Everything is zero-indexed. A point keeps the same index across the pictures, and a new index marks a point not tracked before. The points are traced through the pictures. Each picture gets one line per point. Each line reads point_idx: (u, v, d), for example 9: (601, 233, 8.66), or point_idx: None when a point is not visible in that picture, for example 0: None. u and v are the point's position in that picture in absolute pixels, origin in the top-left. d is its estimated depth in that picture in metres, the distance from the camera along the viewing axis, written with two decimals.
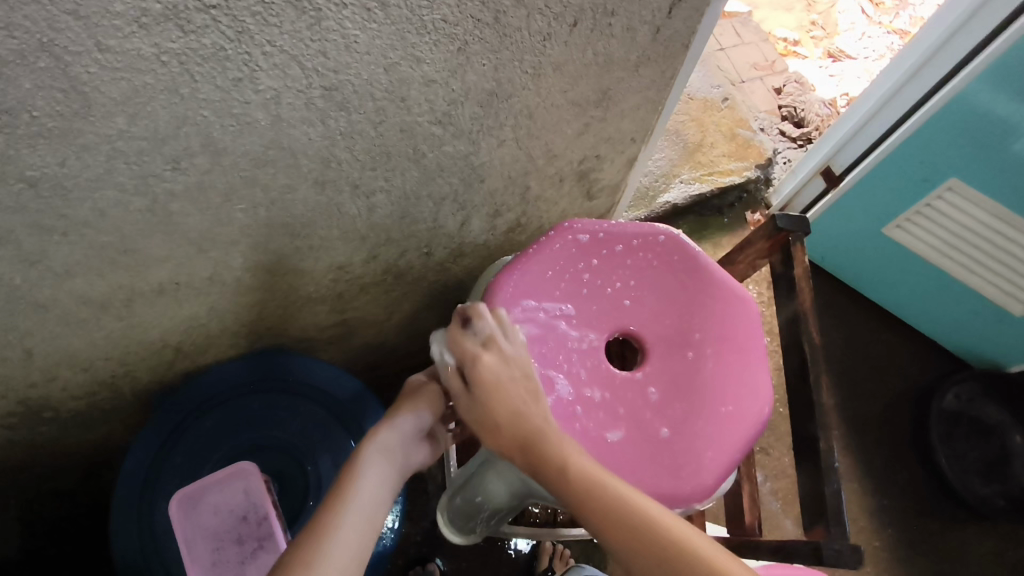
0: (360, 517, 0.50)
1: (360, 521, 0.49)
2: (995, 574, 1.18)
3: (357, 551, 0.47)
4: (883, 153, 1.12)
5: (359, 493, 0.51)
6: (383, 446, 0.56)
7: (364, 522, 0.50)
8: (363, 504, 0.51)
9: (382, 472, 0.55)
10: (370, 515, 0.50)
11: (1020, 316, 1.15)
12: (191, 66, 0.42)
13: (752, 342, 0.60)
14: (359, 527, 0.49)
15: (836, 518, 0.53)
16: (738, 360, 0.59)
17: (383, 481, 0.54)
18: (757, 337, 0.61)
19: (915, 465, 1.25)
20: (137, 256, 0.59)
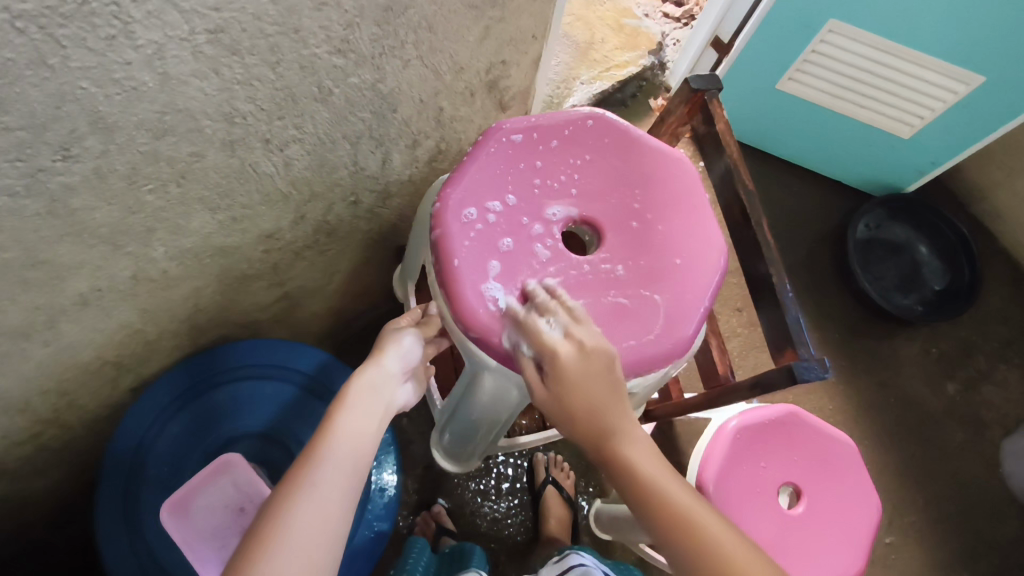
0: (347, 457, 0.49)
1: (348, 460, 0.49)
2: (926, 369, 1.32)
3: (346, 486, 0.47)
4: (764, 12, 1.14)
5: (344, 432, 0.50)
6: (370, 383, 0.54)
7: (350, 456, 0.49)
8: (348, 439, 0.50)
9: (368, 406, 0.53)
10: (357, 454, 0.50)
11: (909, 137, 1.25)
12: (53, 29, 0.37)
13: (694, 199, 0.63)
14: (347, 464, 0.49)
15: (800, 340, 0.57)
16: (684, 217, 0.62)
17: (370, 418, 0.53)
18: (699, 190, 0.64)
19: (845, 295, 1.37)
20: (48, 267, 0.54)
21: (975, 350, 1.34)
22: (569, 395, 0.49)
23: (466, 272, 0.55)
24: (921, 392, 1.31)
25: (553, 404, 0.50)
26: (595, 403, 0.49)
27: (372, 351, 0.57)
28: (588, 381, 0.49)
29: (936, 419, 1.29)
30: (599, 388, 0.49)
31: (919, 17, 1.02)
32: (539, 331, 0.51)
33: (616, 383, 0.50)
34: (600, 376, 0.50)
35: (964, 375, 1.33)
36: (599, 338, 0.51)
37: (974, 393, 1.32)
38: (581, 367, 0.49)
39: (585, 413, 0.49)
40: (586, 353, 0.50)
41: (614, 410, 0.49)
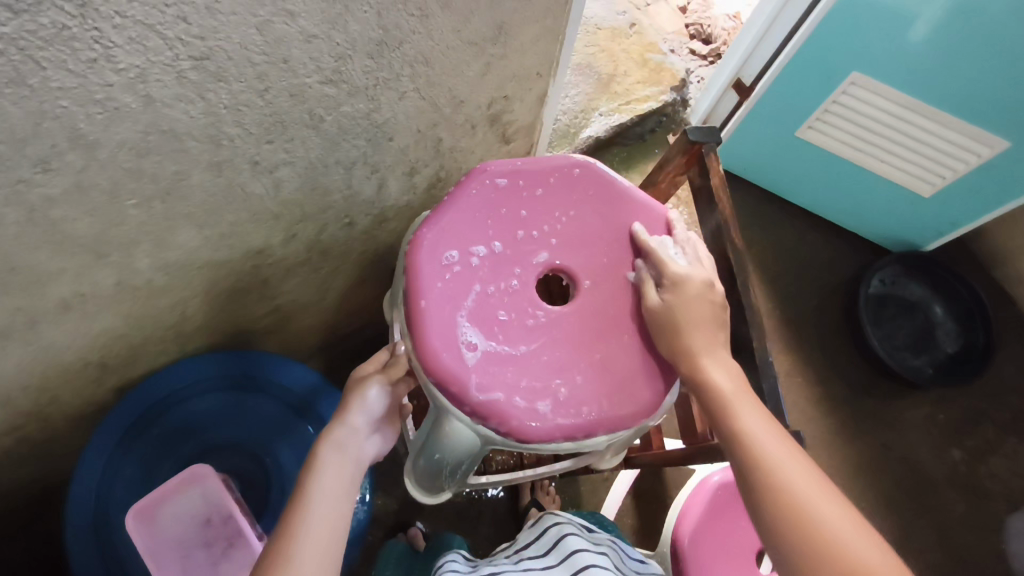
0: (324, 524, 0.53)
1: (326, 524, 0.53)
2: (931, 435, 1.28)
3: (327, 550, 0.52)
4: (788, 58, 1.13)
5: (317, 499, 0.54)
6: (340, 444, 0.58)
7: (325, 523, 0.53)
8: (324, 503, 0.54)
9: (340, 467, 0.57)
10: (336, 515, 0.54)
11: (931, 196, 1.21)
12: (32, 51, 0.38)
13: (676, 255, 0.62)
14: (324, 529, 0.53)
15: (775, 410, 0.55)
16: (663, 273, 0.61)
17: (341, 479, 0.56)
18: (684, 247, 0.63)
19: (852, 351, 1.33)
20: (28, 273, 0.54)
21: (985, 420, 1.29)
22: (683, 309, 0.56)
23: (432, 314, 0.55)
24: (924, 459, 1.26)
25: (659, 315, 0.57)
26: (700, 321, 0.56)
27: (340, 408, 0.60)
28: (696, 302, 0.56)
29: (937, 488, 1.24)
30: (708, 315, 0.56)
31: (948, 76, 1.00)
32: (662, 257, 0.59)
33: (721, 322, 0.57)
34: (709, 303, 0.57)
35: (972, 444, 1.28)
36: (712, 277, 0.59)
37: (980, 465, 1.26)
38: (696, 288, 0.57)
39: (697, 338, 0.55)
40: (708, 281, 0.58)
41: (711, 337, 0.56)
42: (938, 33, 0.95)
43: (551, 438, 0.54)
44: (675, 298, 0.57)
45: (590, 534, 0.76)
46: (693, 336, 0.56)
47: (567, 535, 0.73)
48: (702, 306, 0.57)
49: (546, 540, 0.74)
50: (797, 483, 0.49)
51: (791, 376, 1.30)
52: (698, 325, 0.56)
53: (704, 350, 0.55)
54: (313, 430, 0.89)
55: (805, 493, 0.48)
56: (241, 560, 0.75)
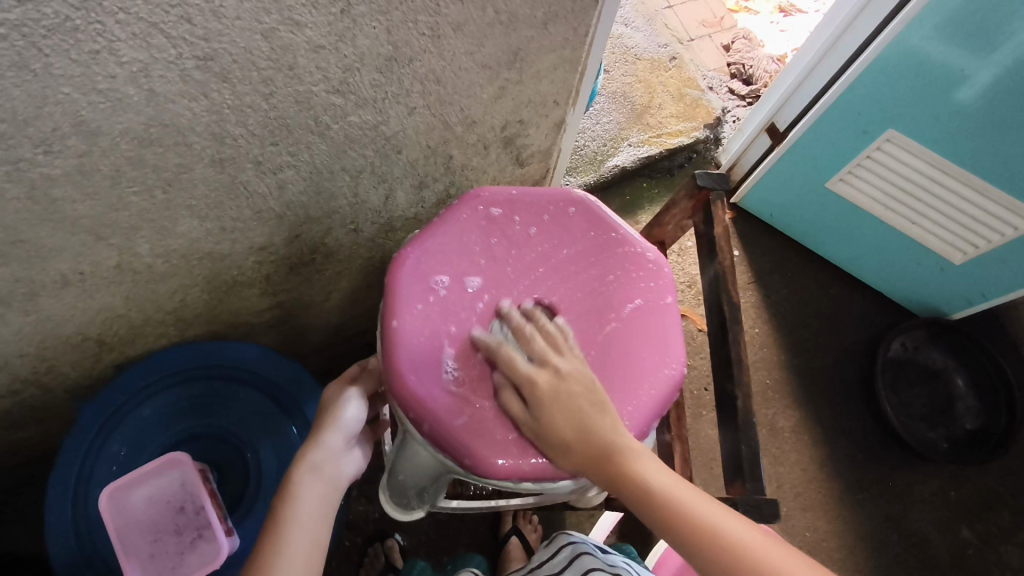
0: (300, 548, 0.52)
1: (301, 549, 0.53)
2: (941, 512, 1.22)
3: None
4: (823, 107, 1.12)
5: (297, 522, 0.54)
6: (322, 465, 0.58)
7: (304, 548, 0.53)
8: (300, 529, 0.53)
9: (317, 490, 0.56)
10: (311, 540, 0.54)
11: (960, 264, 1.17)
12: (36, 38, 0.39)
13: (661, 302, 0.62)
14: (303, 554, 0.53)
15: (751, 472, 0.54)
16: (646, 318, 0.61)
17: (319, 502, 0.56)
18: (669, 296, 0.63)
19: (865, 415, 1.28)
20: (28, 246, 0.56)
21: (999, 504, 1.23)
22: (551, 416, 0.52)
23: (405, 334, 0.56)
24: (931, 538, 1.20)
25: (536, 433, 0.53)
26: (582, 411, 0.53)
27: (315, 429, 0.60)
28: (560, 407, 0.52)
29: (941, 570, 1.18)
30: (579, 411, 0.52)
31: (989, 142, 0.96)
32: (512, 349, 0.55)
33: (600, 405, 0.53)
34: (573, 393, 0.53)
35: (983, 527, 1.21)
36: (576, 359, 0.55)
37: (990, 550, 1.20)
38: (554, 385, 0.53)
39: (576, 433, 0.52)
40: (567, 372, 0.54)
41: (590, 429, 0.52)
42: (987, 97, 0.92)
43: (514, 476, 0.54)
44: (540, 401, 0.53)
45: (605, 554, 0.73)
46: (584, 431, 0.52)
47: (581, 553, 0.71)
48: (570, 399, 0.53)
49: (559, 559, 0.73)
50: (765, 555, 0.46)
51: (797, 432, 1.26)
52: (581, 419, 0.52)
53: (609, 439, 0.52)
54: (296, 431, 0.89)
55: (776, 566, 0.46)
56: (206, 553, 0.75)
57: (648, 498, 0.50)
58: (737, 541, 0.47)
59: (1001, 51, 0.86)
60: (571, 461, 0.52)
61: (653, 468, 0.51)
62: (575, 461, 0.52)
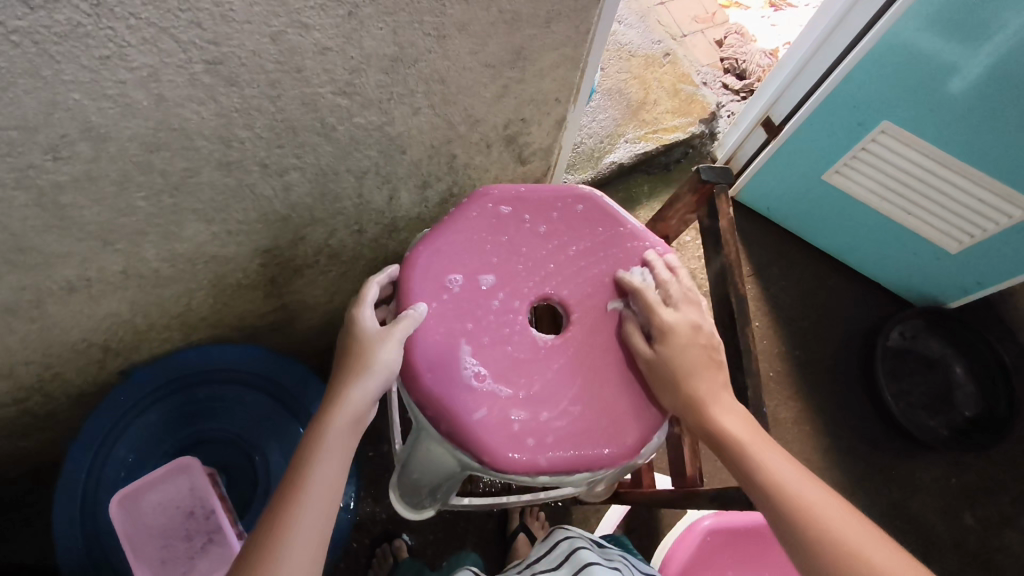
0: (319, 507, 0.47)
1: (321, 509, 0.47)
2: (943, 498, 1.23)
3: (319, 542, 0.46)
4: (818, 101, 1.13)
5: (327, 452, 0.49)
6: (359, 393, 0.52)
7: (331, 480, 0.48)
8: (323, 485, 0.48)
9: (345, 441, 0.51)
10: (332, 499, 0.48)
11: (955, 253, 1.18)
12: (47, 45, 0.39)
13: None
14: (329, 489, 0.48)
15: None
16: None
17: (344, 455, 0.50)
18: None
19: (866, 404, 1.29)
20: (36, 253, 0.56)
21: (999, 488, 1.24)
22: (673, 359, 0.56)
23: (419, 334, 0.57)
24: (933, 524, 1.21)
25: (659, 371, 0.56)
26: (697, 354, 0.56)
27: (352, 365, 0.54)
28: (690, 347, 0.56)
29: (944, 555, 1.19)
30: (703, 354, 0.56)
31: (982, 132, 0.97)
32: (645, 298, 0.59)
33: (716, 354, 0.57)
34: (699, 342, 0.57)
35: (984, 513, 1.23)
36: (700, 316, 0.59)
37: (992, 535, 1.21)
38: (685, 333, 0.57)
39: (691, 370, 0.55)
40: (694, 326, 0.57)
41: (706, 377, 0.55)
42: (977, 88, 0.93)
43: (530, 471, 0.55)
44: (670, 343, 0.56)
45: (601, 549, 0.74)
46: (690, 371, 0.55)
47: (579, 548, 0.71)
48: (692, 347, 0.56)
49: (556, 554, 0.73)
50: (825, 514, 0.47)
51: (799, 422, 1.27)
52: (696, 363, 0.56)
53: (703, 383, 0.55)
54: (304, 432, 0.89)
55: (835, 523, 0.46)
56: (218, 557, 0.75)
57: (722, 439, 0.52)
58: (799, 495, 0.48)
59: (990, 42, 0.87)
60: (676, 398, 0.55)
61: (733, 414, 0.53)
62: (678, 393, 0.55)
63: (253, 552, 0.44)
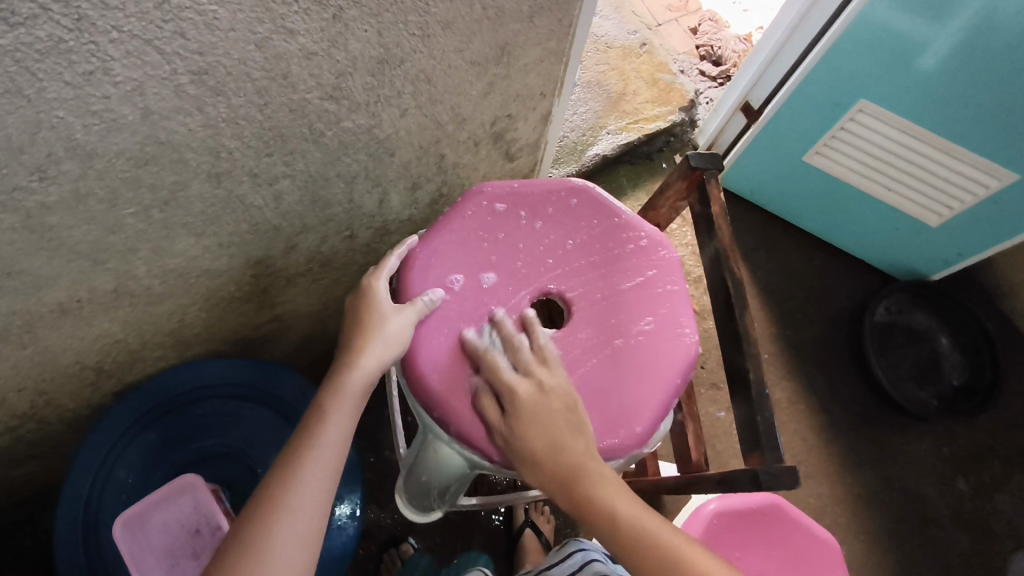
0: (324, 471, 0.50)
1: (324, 472, 0.50)
2: (936, 467, 1.25)
3: (321, 504, 0.49)
4: (795, 85, 1.14)
5: (333, 416, 0.52)
6: (368, 361, 0.54)
7: (337, 442, 0.51)
8: (328, 450, 0.50)
9: (350, 409, 0.53)
10: (335, 465, 0.51)
11: (937, 227, 1.20)
12: (29, 62, 0.38)
13: (670, 284, 0.64)
14: (334, 450, 0.51)
15: (770, 444, 0.54)
16: (655, 302, 0.62)
17: (348, 423, 0.52)
18: (677, 279, 0.64)
19: (857, 380, 1.31)
20: (25, 277, 0.55)
21: (991, 455, 1.27)
22: (528, 436, 0.52)
23: (423, 335, 0.57)
24: (929, 493, 1.23)
25: (514, 448, 0.53)
26: (560, 428, 0.53)
27: (361, 335, 0.55)
28: (547, 420, 0.52)
29: (941, 523, 1.22)
30: (557, 428, 0.53)
31: (956, 106, 0.99)
32: (507, 357, 0.56)
33: (577, 425, 0.53)
34: (562, 411, 0.53)
35: (977, 479, 1.25)
36: (559, 380, 0.55)
37: (986, 501, 1.24)
38: (536, 404, 0.53)
39: (546, 447, 0.52)
40: (551, 391, 0.54)
41: (574, 447, 0.52)
42: (947, 63, 0.94)
43: None
44: (523, 415, 0.53)
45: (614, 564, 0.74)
46: (554, 446, 0.52)
47: (591, 560, 0.72)
48: (549, 415, 0.53)
49: (569, 564, 0.73)
50: None
51: (793, 402, 1.28)
52: (557, 438, 0.53)
53: (577, 457, 0.52)
54: None
55: None
56: None
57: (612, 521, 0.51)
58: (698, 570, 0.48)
59: (956, 20, 0.89)
60: (542, 475, 0.52)
61: (611, 491, 0.51)
62: (549, 470, 0.52)
63: (263, 500, 0.48)
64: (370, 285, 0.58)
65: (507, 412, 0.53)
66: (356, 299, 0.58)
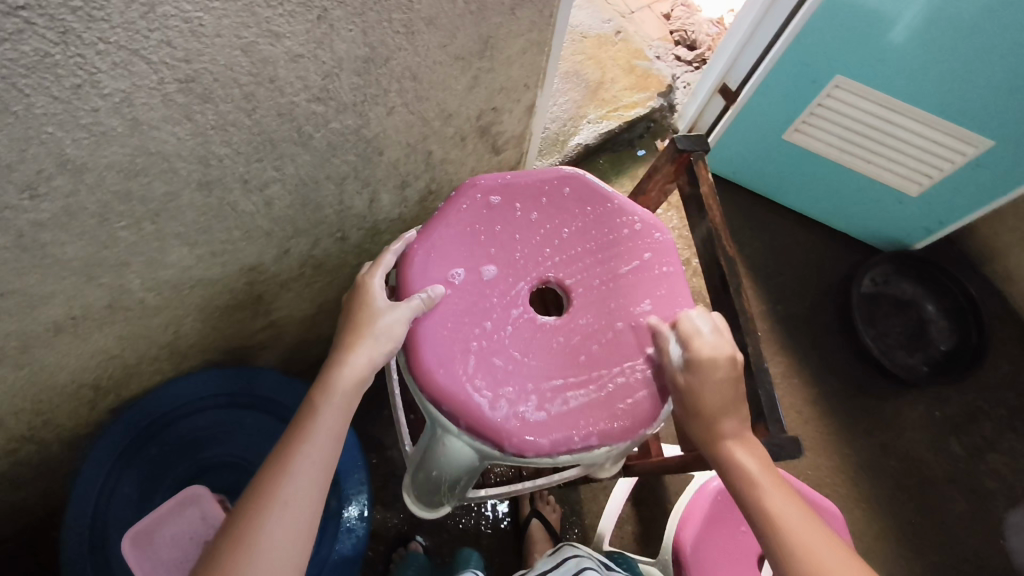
0: (314, 466, 0.49)
1: (315, 466, 0.49)
2: (929, 431, 1.28)
3: (312, 498, 0.48)
4: (770, 64, 1.15)
5: (325, 412, 0.52)
6: (360, 356, 0.54)
7: (329, 439, 0.51)
8: (319, 444, 0.50)
9: (342, 404, 0.52)
10: (327, 459, 0.50)
11: (917, 196, 1.22)
12: (15, 78, 0.38)
13: (665, 266, 0.65)
14: (326, 445, 0.51)
15: (772, 415, 0.56)
16: (652, 284, 0.63)
17: (340, 418, 0.52)
18: (672, 260, 0.65)
19: (848, 352, 1.33)
20: (19, 297, 0.54)
21: (981, 416, 1.30)
22: (700, 384, 0.54)
23: (426, 329, 0.58)
24: (922, 457, 1.26)
25: (684, 390, 0.55)
26: (725, 387, 0.54)
27: (354, 331, 0.55)
28: (719, 380, 0.54)
29: (936, 485, 1.24)
30: (727, 386, 0.54)
31: (929, 76, 1.01)
32: (689, 324, 0.58)
33: (739, 391, 0.55)
34: (729, 374, 0.55)
35: (968, 441, 1.28)
36: (734, 352, 0.57)
37: (979, 461, 1.27)
38: (716, 361, 0.55)
39: (713, 397, 0.54)
40: (730, 358, 0.55)
41: (733, 411, 0.54)
42: (918, 35, 0.96)
43: (548, 452, 0.56)
44: (696, 370, 0.55)
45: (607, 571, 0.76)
46: (719, 398, 0.54)
47: (585, 568, 0.72)
48: (720, 378, 0.55)
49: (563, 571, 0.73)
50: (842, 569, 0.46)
51: (786, 376, 1.31)
52: (722, 394, 0.54)
53: (734, 415, 0.54)
54: None
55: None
56: None
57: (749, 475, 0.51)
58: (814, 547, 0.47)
59: None
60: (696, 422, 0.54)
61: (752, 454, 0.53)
62: (706, 422, 0.54)
63: (254, 496, 0.47)
64: (365, 282, 0.58)
65: (689, 361, 0.56)
66: (352, 297, 0.58)
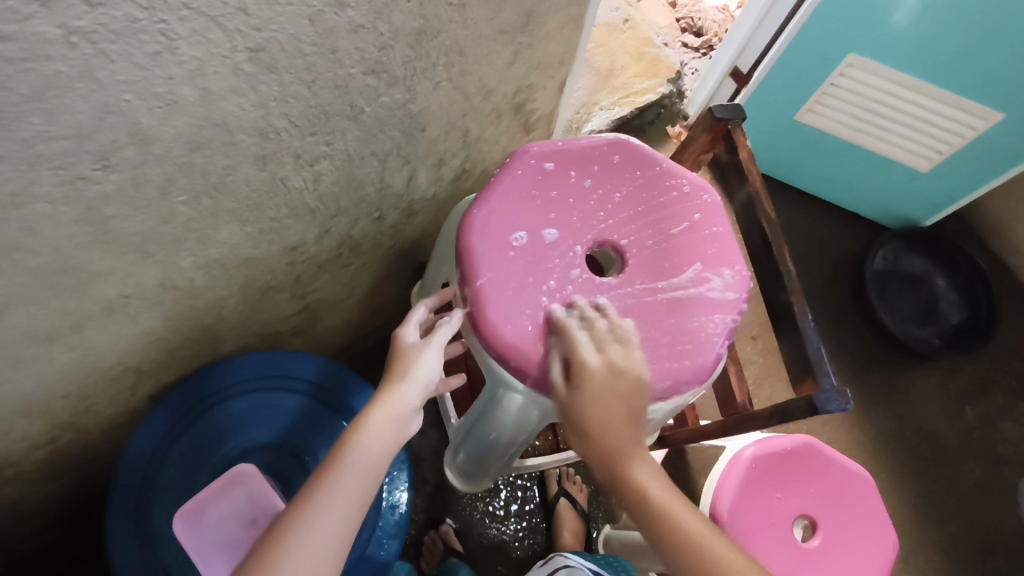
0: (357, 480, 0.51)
1: (359, 482, 0.51)
2: (943, 402, 1.30)
3: (349, 512, 0.50)
4: (782, 47, 1.16)
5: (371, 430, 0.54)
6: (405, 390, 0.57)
7: (375, 458, 0.53)
8: (363, 458, 0.52)
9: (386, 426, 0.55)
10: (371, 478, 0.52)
11: (927, 171, 1.25)
12: (104, 44, 0.38)
13: (715, 228, 0.67)
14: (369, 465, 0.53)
15: (821, 370, 0.57)
16: (702, 248, 0.66)
17: (384, 441, 0.54)
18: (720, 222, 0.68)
19: (862, 328, 1.35)
20: (79, 274, 0.54)
21: (992, 387, 1.33)
22: (589, 400, 0.55)
23: (491, 290, 0.60)
24: (938, 427, 1.28)
25: (571, 408, 0.56)
26: (618, 402, 0.56)
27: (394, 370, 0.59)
28: (602, 398, 0.55)
29: (952, 454, 1.27)
30: (619, 400, 0.56)
31: (942, 53, 1.02)
32: (572, 338, 0.58)
33: (637, 407, 0.56)
34: (618, 389, 0.56)
35: (981, 410, 1.31)
36: (626, 360, 0.58)
37: (992, 430, 1.29)
38: (602, 378, 0.56)
39: (604, 415, 0.55)
40: (609, 372, 0.56)
41: (622, 431, 0.55)
42: (933, 12, 0.97)
43: None
44: (586, 386, 0.56)
45: None
46: (619, 413, 0.56)
47: None
48: (618, 393, 0.56)
49: None
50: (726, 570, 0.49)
51: None
52: (608, 416, 0.55)
53: (625, 434, 0.55)
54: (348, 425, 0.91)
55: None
56: None
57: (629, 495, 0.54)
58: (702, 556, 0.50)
59: None
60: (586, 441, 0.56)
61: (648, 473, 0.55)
62: (604, 438, 0.55)
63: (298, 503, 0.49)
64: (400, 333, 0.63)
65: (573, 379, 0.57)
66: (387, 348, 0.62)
